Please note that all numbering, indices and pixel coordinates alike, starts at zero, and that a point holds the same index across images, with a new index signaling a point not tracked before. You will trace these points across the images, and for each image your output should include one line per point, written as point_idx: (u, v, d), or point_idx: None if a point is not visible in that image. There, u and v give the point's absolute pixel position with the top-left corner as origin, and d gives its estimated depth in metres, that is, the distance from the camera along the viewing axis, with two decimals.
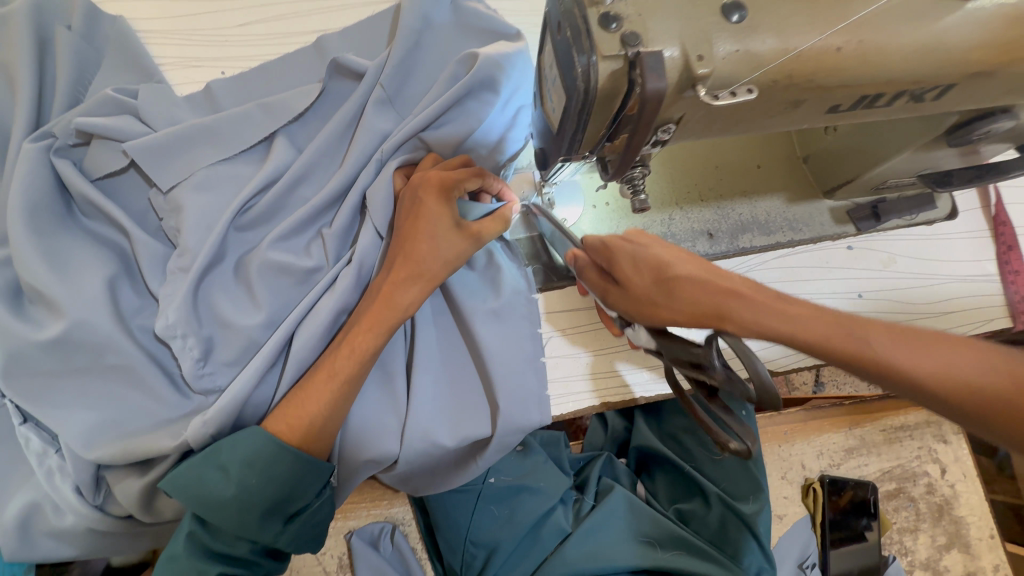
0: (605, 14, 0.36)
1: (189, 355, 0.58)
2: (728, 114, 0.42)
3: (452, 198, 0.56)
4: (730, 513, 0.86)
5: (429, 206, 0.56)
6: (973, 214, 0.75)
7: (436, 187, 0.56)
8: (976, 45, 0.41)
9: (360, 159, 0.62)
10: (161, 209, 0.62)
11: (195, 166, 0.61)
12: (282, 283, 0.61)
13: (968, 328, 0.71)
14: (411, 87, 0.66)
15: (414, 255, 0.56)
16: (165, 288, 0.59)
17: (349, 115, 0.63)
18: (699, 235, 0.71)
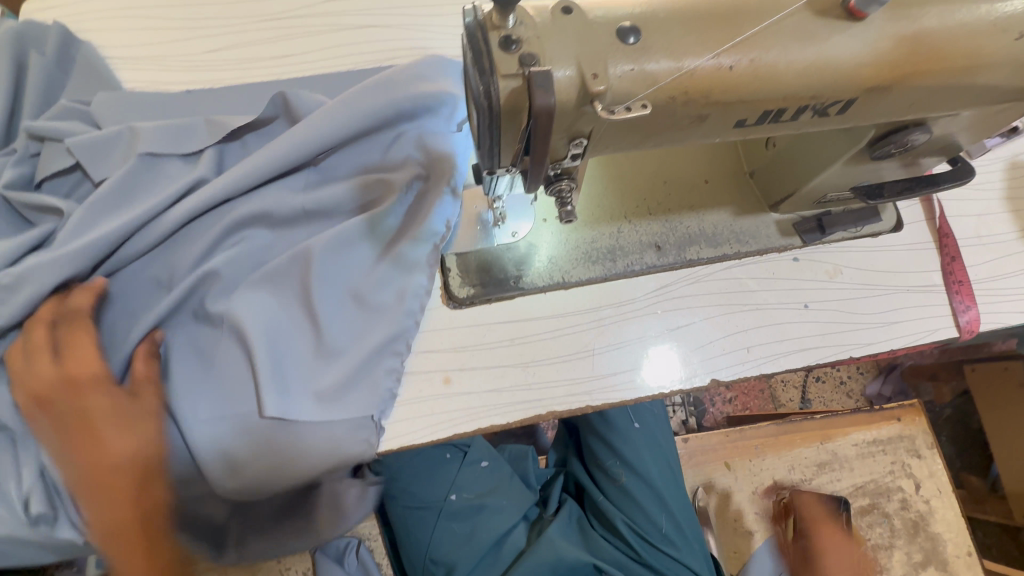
0: (505, 36, 0.39)
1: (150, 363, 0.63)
2: (635, 129, 0.44)
3: (99, 386, 0.58)
4: (647, 545, 0.85)
5: (94, 410, 0.57)
6: (918, 226, 0.77)
7: (70, 386, 0.57)
8: (866, 63, 0.44)
9: (273, 166, 0.67)
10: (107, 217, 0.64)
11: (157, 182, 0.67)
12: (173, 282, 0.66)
13: (914, 337, 0.72)
14: (353, 126, 0.69)
15: (102, 458, 0.56)
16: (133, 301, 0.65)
17: (305, 135, 0.67)
18: (647, 248, 0.73)
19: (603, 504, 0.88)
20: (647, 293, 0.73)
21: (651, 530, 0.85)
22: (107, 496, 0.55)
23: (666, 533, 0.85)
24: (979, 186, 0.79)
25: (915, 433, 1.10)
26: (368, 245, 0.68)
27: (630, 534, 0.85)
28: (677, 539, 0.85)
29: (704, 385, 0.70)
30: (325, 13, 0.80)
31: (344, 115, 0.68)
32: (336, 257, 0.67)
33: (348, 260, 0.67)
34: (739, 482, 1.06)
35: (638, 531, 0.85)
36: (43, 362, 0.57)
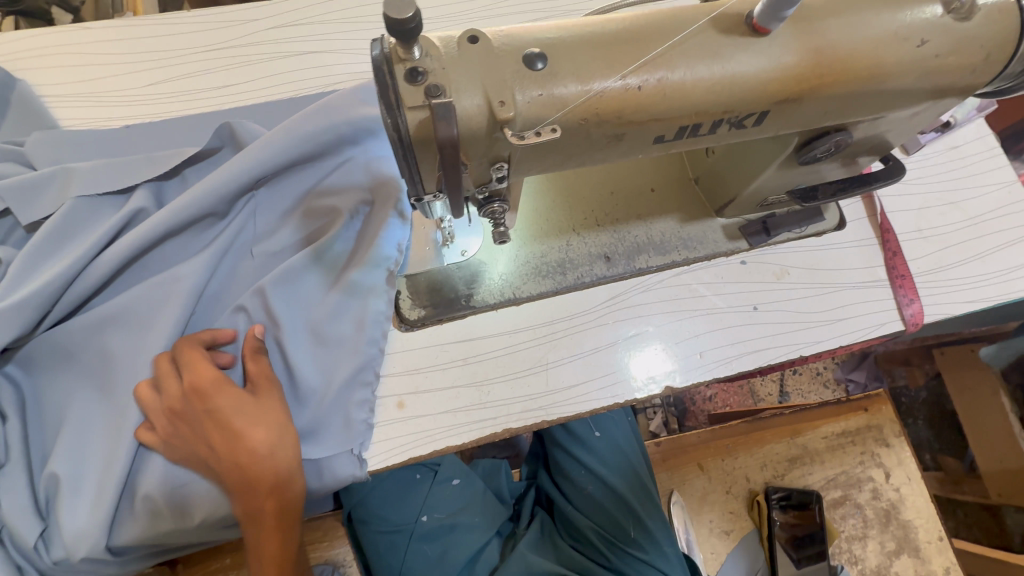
0: (411, 69, 0.39)
1: (104, 405, 0.62)
2: (554, 151, 0.45)
3: (224, 386, 0.59)
4: (619, 550, 0.84)
5: (235, 408, 0.59)
6: (861, 223, 0.78)
7: (196, 394, 0.58)
8: (772, 77, 0.45)
9: (213, 199, 0.66)
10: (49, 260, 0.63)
11: (98, 219, 0.66)
12: (122, 326, 0.65)
13: (861, 333, 0.74)
14: (294, 154, 0.67)
15: (242, 448, 0.57)
16: (81, 342, 0.64)
17: (246, 166, 0.66)
18: (597, 259, 0.74)
19: (573, 514, 0.88)
20: (598, 304, 0.73)
21: (616, 531, 0.85)
22: (253, 488, 0.57)
23: (632, 534, 0.84)
24: (918, 180, 0.81)
25: (882, 422, 1.11)
26: (319, 274, 0.68)
27: (597, 539, 0.86)
28: (648, 542, 0.83)
29: (660, 393, 0.71)
30: (265, 40, 0.80)
31: (284, 146, 0.67)
32: (293, 291, 0.67)
33: (301, 293, 0.67)
34: (712, 483, 1.07)
35: (604, 534, 0.86)
36: (166, 382, 0.59)
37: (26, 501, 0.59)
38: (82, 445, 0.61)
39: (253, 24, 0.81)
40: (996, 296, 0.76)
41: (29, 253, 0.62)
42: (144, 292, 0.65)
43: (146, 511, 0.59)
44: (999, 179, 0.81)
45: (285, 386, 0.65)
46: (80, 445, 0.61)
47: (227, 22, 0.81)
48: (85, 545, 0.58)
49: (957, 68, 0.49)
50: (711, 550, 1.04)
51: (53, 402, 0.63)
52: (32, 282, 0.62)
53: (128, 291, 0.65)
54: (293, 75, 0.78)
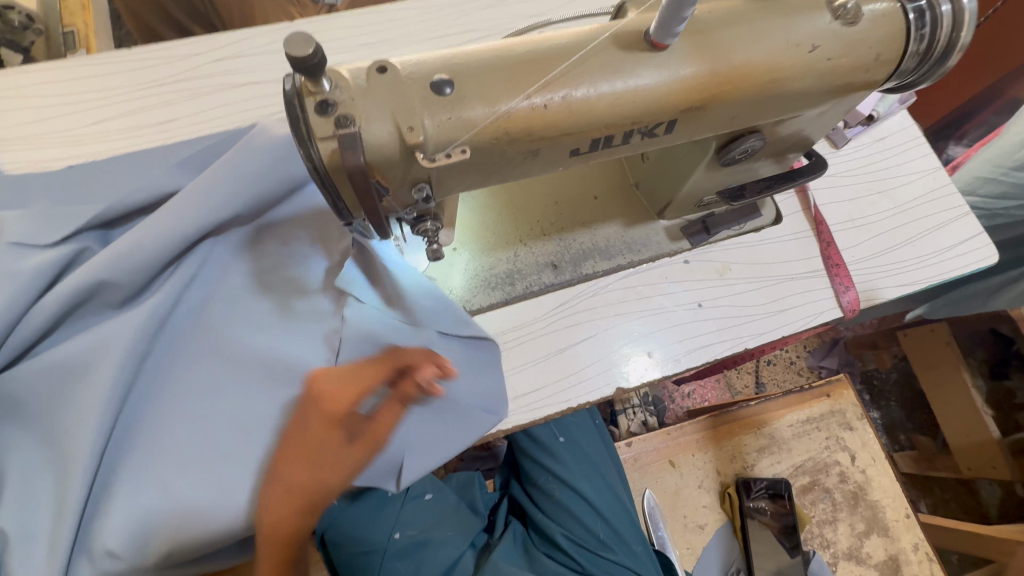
0: (321, 101, 0.41)
1: (54, 452, 0.61)
2: (472, 170, 0.47)
3: (344, 427, 0.57)
4: (590, 554, 0.87)
5: (323, 447, 0.58)
6: (797, 216, 0.82)
7: (326, 417, 0.58)
8: (676, 87, 0.48)
9: (156, 238, 0.63)
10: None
11: (23, 261, 0.62)
12: (66, 369, 0.62)
13: (799, 323, 0.77)
14: (237, 194, 0.65)
15: (306, 480, 0.58)
16: (27, 389, 0.62)
17: (190, 208, 0.64)
18: (544, 267, 0.76)
19: (544, 521, 0.89)
20: (547, 312, 0.75)
21: (589, 538, 0.86)
22: (283, 517, 0.59)
23: (602, 538, 0.86)
24: (848, 172, 0.84)
25: (844, 406, 1.15)
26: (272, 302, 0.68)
27: (568, 545, 0.87)
28: (616, 542, 0.87)
29: (612, 394, 0.72)
30: (208, 73, 0.81)
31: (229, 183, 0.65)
32: (248, 323, 0.67)
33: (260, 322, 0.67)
34: (684, 478, 1.09)
35: (577, 542, 0.87)
36: (332, 385, 0.59)
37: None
38: (33, 492, 0.61)
39: (194, 58, 0.82)
40: (927, 279, 0.79)
41: None
42: (96, 331, 0.63)
43: (101, 556, 0.58)
44: (924, 167, 0.85)
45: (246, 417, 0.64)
46: (38, 491, 0.61)
47: (168, 58, 0.82)
48: None
49: (852, 69, 0.52)
50: (687, 545, 1.06)
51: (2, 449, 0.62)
52: None
53: (74, 338, 0.63)
54: (238, 106, 0.80)
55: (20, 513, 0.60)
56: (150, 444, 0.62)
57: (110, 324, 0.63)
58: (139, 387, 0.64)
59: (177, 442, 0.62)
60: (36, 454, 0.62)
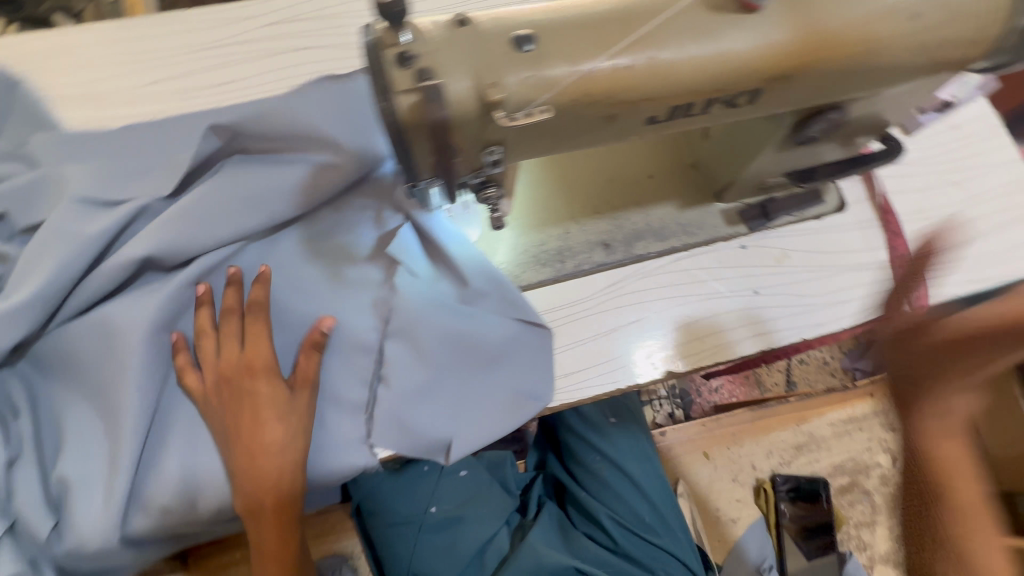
0: (401, 53, 0.39)
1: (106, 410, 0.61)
2: (546, 135, 0.45)
3: (264, 379, 0.61)
4: (631, 535, 0.86)
5: (252, 400, 0.60)
6: (863, 205, 0.78)
7: (249, 372, 0.61)
8: (765, 53, 0.45)
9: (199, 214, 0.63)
10: (39, 259, 0.61)
11: (87, 220, 0.63)
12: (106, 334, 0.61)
13: (861, 315, 0.74)
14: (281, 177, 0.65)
15: (257, 443, 0.59)
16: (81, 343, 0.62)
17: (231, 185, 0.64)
18: (595, 247, 0.74)
19: (588, 501, 0.88)
20: (597, 292, 0.73)
21: (633, 520, 0.86)
22: (259, 483, 0.59)
23: (647, 522, 0.86)
24: (919, 161, 0.80)
25: (889, 408, 1.11)
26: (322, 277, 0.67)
27: (611, 526, 0.86)
28: (660, 525, 0.86)
29: (660, 378, 0.71)
30: (261, 38, 0.81)
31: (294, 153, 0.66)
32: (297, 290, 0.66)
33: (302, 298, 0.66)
34: (718, 471, 1.07)
35: (621, 523, 0.86)
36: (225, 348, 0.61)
37: (39, 496, 0.60)
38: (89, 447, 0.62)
39: (249, 22, 0.82)
40: (999, 276, 0.75)
41: (30, 251, 0.61)
42: (129, 303, 0.62)
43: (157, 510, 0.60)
44: (1001, 158, 0.80)
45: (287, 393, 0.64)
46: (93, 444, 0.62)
47: (224, 21, 0.81)
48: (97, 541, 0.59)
49: (954, 41, 0.49)
50: (717, 538, 1.04)
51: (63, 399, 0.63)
52: (31, 282, 0.60)
53: (123, 295, 0.62)
54: (291, 72, 0.79)
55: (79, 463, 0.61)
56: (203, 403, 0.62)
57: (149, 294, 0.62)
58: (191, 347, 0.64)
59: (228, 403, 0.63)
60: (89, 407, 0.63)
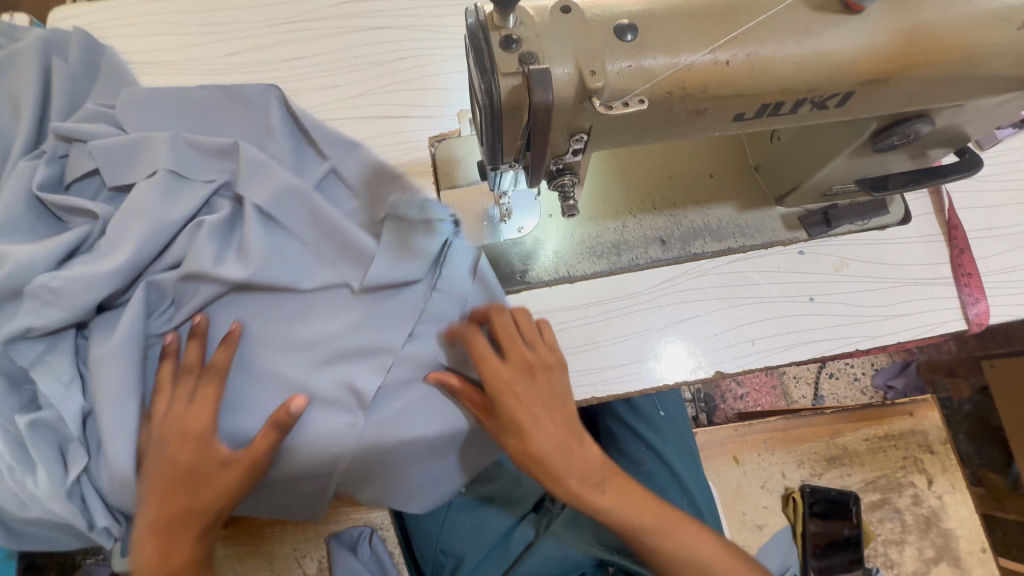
0: (506, 36, 0.41)
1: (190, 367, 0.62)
2: (633, 125, 0.46)
3: (206, 445, 0.57)
4: None
5: (180, 466, 0.56)
6: (927, 218, 0.76)
7: (183, 436, 0.57)
8: (863, 55, 0.45)
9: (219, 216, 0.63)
10: (138, 218, 0.62)
11: (186, 187, 0.64)
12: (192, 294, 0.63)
13: (919, 330, 0.72)
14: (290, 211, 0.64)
15: (176, 509, 0.56)
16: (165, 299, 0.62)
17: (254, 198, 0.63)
18: (652, 242, 0.74)
19: None
20: (651, 287, 0.74)
21: None
22: (164, 557, 0.56)
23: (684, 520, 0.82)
24: (988, 176, 0.78)
25: (928, 427, 1.09)
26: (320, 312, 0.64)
27: None
28: (699, 526, 0.83)
29: (709, 377, 0.71)
30: (333, 16, 0.83)
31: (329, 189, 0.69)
32: (319, 308, 0.64)
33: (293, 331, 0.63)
34: (747, 476, 1.07)
35: None
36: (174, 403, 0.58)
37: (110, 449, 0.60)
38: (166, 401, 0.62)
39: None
40: None
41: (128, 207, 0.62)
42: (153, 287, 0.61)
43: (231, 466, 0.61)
44: None
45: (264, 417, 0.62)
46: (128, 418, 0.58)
47: None
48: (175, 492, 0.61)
49: None
50: (742, 543, 1.04)
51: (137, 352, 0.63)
52: (130, 240, 0.61)
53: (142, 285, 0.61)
54: (360, 53, 0.82)
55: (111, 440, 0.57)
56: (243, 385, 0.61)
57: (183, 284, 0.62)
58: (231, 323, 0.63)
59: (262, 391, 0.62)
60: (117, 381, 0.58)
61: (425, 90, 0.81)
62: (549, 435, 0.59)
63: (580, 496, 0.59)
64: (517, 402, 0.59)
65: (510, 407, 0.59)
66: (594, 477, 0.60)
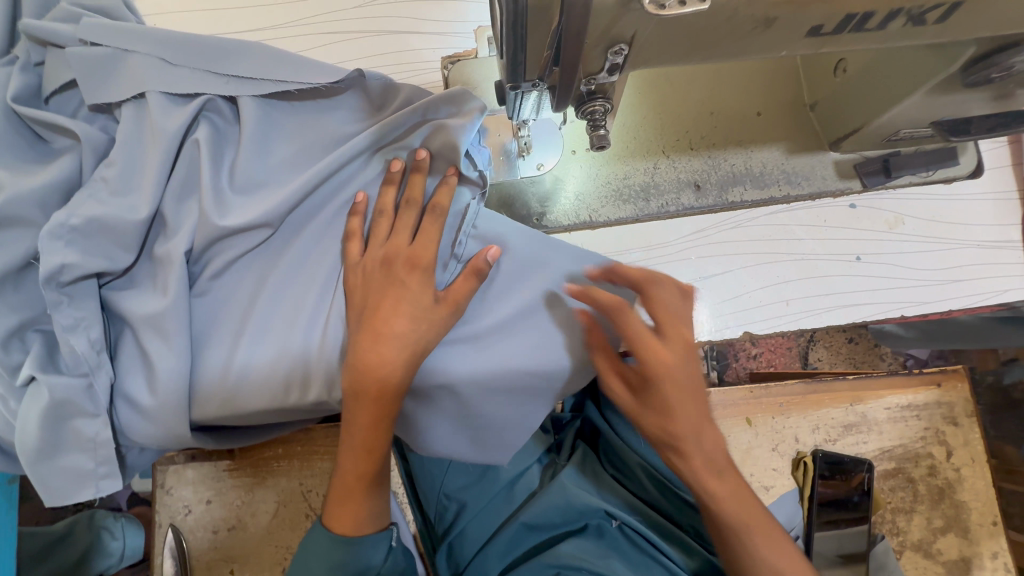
0: None
1: (224, 315, 0.62)
2: (686, 34, 0.38)
3: (420, 275, 0.57)
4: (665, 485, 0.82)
5: (398, 289, 0.56)
6: (1001, 172, 0.68)
7: (409, 263, 0.57)
8: None
9: (212, 158, 0.59)
10: (147, 156, 0.58)
11: (172, 115, 0.59)
12: (204, 236, 0.59)
13: (974, 298, 0.66)
14: (280, 154, 0.63)
15: (379, 336, 0.55)
16: (177, 243, 0.59)
17: (255, 134, 0.61)
18: (685, 186, 0.67)
19: (622, 449, 0.86)
20: (679, 236, 0.67)
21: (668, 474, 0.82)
22: (362, 355, 0.55)
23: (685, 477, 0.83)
24: None
25: (953, 399, 1.04)
26: (331, 254, 0.63)
27: (644, 475, 0.83)
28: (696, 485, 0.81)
29: (735, 338, 0.66)
30: None
31: (345, 119, 0.64)
32: (326, 261, 0.62)
33: (312, 275, 0.62)
34: (758, 438, 1.04)
35: (656, 475, 0.83)
36: (394, 236, 0.59)
37: (141, 387, 0.59)
38: (199, 345, 0.61)
39: None
40: None
41: (129, 144, 0.58)
42: (168, 242, 0.60)
43: (258, 396, 0.60)
44: None
45: (285, 366, 0.60)
46: (168, 362, 0.58)
47: None
48: (212, 421, 0.61)
49: None
50: None
51: (156, 295, 0.59)
52: (143, 181, 0.58)
53: (166, 247, 0.59)
54: None
55: (161, 395, 0.58)
56: (268, 332, 0.61)
57: (193, 239, 0.59)
58: (255, 274, 0.62)
59: (282, 334, 0.60)
60: (162, 333, 0.59)
61: (443, 5, 0.73)
62: (693, 415, 0.53)
63: (701, 480, 0.54)
64: (668, 371, 0.53)
65: (658, 374, 0.52)
66: (719, 465, 0.55)
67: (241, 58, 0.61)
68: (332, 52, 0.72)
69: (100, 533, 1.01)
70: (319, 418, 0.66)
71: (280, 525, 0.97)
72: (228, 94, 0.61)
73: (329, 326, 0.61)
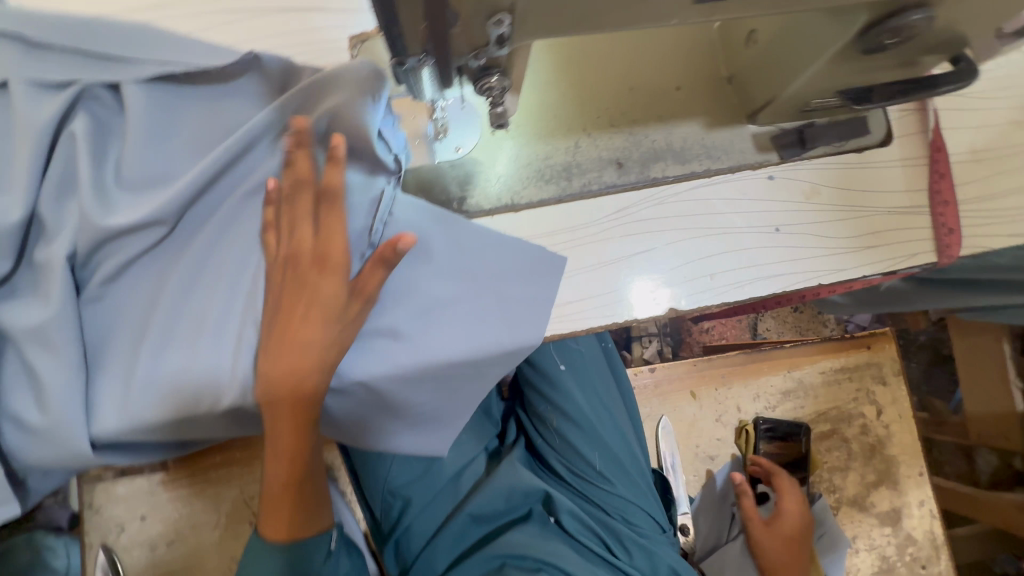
0: None
1: (122, 321, 0.57)
2: (569, 3, 0.37)
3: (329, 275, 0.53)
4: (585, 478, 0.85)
5: (310, 291, 0.53)
6: (909, 140, 0.69)
7: (316, 262, 0.53)
8: None
9: (93, 151, 0.54)
10: (16, 151, 0.53)
11: (42, 104, 0.53)
12: (88, 237, 0.54)
13: (885, 263, 0.68)
14: (173, 143, 0.57)
15: (295, 345, 0.52)
16: (59, 245, 0.54)
17: (143, 123, 0.55)
18: (608, 164, 0.66)
19: (543, 447, 0.86)
20: (604, 214, 0.66)
21: (590, 471, 0.84)
22: (279, 364, 0.52)
23: (601, 471, 0.84)
24: (983, 93, 0.70)
25: (882, 360, 1.09)
26: (234, 249, 0.58)
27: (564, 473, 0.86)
28: (615, 475, 0.84)
29: (663, 314, 0.66)
30: None
31: (243, 103, 0.59)
32: (230, 257, 0.58)
33: (215, 273, 0.58)
34: (702, 410, 1.06)
35: (575, 472, 0.85)
36: (298, 230, 0.54)
37: (31, 405, 0.54)
38: (97, 355, 0.57)
39: None
40: None
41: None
42: (48, 246, 0.54)
43: (164, 407, 0.56)
44: None
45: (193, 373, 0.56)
46: (58, 375, 0.54)
47: None
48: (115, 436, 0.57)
49: None
50: (694, 473, 1.06)
51: (40, 303, 0.54)
52: (12, 179, 0.52)
53: (47, 250, 0.54)
54: None
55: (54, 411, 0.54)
56: (171, 337, 0.56)
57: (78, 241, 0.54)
58: (152, 277, 0.58)
59: (185, 340, 0.56)
60: (48, 346, 0.54)
61: None
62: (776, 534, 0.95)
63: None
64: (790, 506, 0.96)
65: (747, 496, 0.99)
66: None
67: (120, 40, 0.56)
68: (229, 31, 0.66)
69: (41, 552, 0.96)
70: (238, 425, 0.63)
71: (224, 534, 0.94)
72: (107, 79, 0.55)
73: (237, 327, 0.57)
